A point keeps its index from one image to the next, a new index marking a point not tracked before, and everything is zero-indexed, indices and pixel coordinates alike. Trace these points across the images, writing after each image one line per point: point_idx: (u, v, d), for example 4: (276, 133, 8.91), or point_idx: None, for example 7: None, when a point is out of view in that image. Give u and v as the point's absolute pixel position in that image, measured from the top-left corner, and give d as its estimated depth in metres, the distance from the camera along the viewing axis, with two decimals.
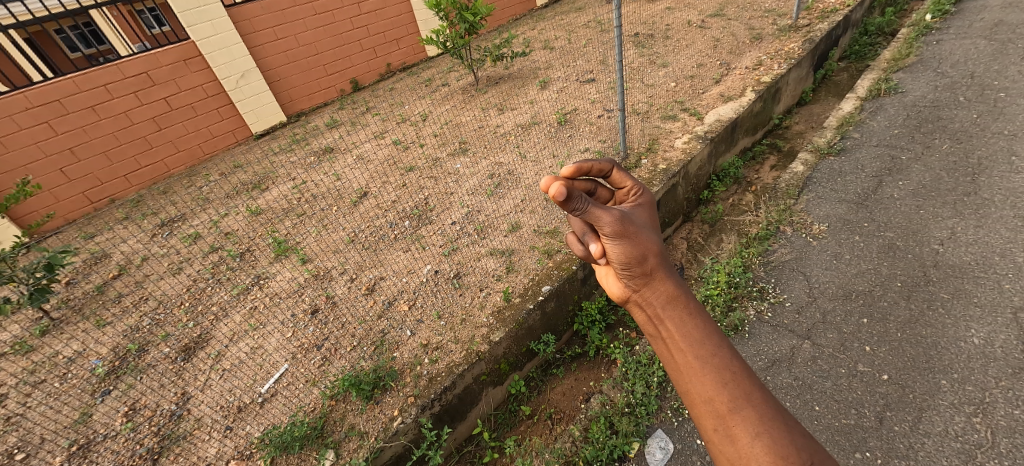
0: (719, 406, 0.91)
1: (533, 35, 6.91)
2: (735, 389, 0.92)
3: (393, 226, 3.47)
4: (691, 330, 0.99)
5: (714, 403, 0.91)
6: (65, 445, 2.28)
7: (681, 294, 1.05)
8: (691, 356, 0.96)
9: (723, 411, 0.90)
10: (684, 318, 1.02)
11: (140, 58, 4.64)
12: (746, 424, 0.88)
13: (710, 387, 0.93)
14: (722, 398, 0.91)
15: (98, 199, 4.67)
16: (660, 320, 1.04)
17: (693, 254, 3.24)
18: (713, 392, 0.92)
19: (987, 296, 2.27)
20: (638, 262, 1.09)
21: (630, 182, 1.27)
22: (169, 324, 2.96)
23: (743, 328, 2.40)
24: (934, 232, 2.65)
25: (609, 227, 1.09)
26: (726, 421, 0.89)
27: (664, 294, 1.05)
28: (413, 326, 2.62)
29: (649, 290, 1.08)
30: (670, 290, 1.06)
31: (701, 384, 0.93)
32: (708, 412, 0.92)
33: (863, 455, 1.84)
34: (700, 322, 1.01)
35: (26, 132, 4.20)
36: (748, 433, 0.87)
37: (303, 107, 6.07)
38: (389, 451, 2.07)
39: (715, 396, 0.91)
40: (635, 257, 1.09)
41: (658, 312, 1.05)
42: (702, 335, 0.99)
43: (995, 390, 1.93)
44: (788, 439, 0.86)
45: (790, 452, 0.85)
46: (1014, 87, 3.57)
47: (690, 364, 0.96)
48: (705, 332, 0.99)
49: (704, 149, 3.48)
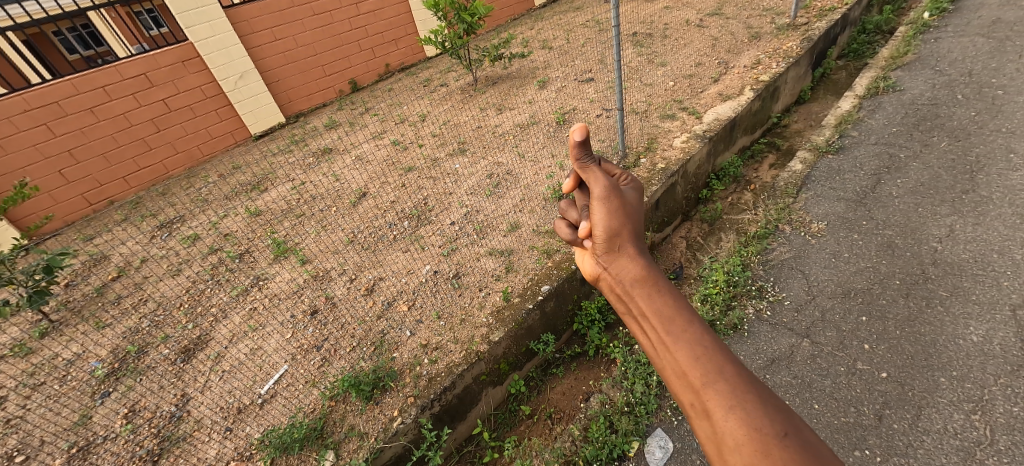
0: (692, 381, 0.79)
1: (531, 34, 6.91)
2: (707, 363, 0.80)
3: (393, 227, 3.48)
4: (659, 302, 0.89)
5: (687, 379, 0.80)
6: (65, 447, 2.28)
7: (651, 267, 0.96)
8: (659, 330, 0.86)
9: (697, 387, 0.78)
10: (654, 290, 0.92)
11: (139, 59, 4.64)
12: (722, 400, 0.75)
13: (681, 361, 0.81)
14: (694, 372, 0.79)
15: (97, 201, 4.67)
16: (630, 296, 0.95)
17: (692, 253, 3.24)
18: (683, 367, 0.80)
19: (986, 293, 2.27)
20: (616, 237, 1.04)
21: (618, 172, 1.25)
22: (169, 326, 2.96)
23: (743, 327, 2.40)
24: (933, 230, 2.65)
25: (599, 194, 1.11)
26: (700, 398, 0.77)
27: (637, 266, 0.97)
28: (413, 326, 2.62)
29: (620, 265, 0.99)
30: (641, 264, 0.97)
31: (671, 359, 0.82)
32: (683, 391, 0.80)
33: (863, 453, 1.84)
34: (669, 294, 0.90)
35: (25, 134, 4.20)
36: (723, 407, 0.75)
37: (302, 108, 6.07)
38: (390, 451, 2.07)
39: (686, 371, 0.80)
40: (617, 232, 1.05)
41: (628, 287, 0.96)
42: (671, 307, 0.88)
43: (994, 387, 1.93)
44: (766, 414, 0.73)
45: (767, 427, 0.72)
46: (1012, 84, 3.57)
47: (659, 338, 0.85)
48: (674, 303, 0.88)
49: (703, 148, 3.48)
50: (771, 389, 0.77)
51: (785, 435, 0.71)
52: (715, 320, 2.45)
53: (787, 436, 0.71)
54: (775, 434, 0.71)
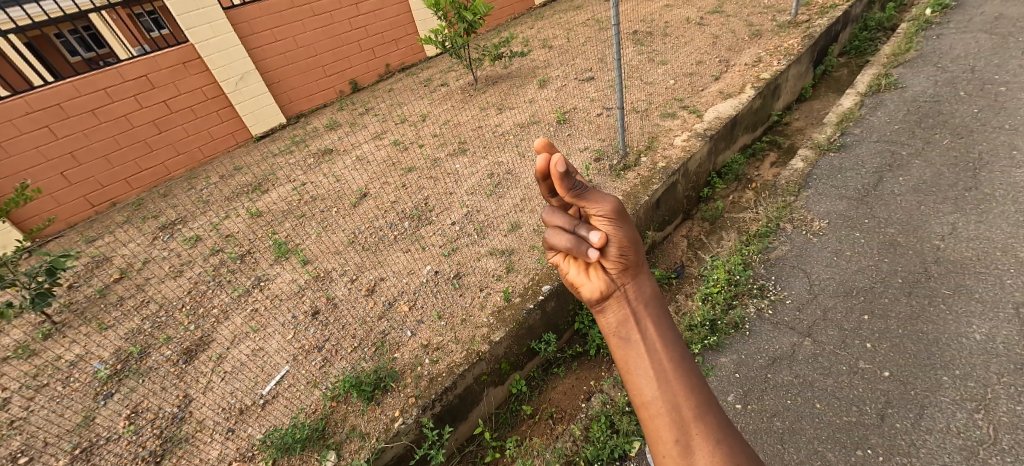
0: (683, 414, 0.90)
1: (532, 33, 6.90)
2: (697, 399, 0.92)
3: (393, 227, 3.48)
4: (663, 334, 0.99)
5: (679, 412, 0.90)
6: (68, 449, 2.29)
7: (654, 296, 1.06)
8: (660, 359, 0.95)
9: (686, 420, 0.90)
10: (657, 319, 1.01)
11: (139, 61, 4.64)
12: (706, 433, 0.88)
13: (676, 393, 0.92)
14: (686, 404, 0.91)
15: (98, 203, 4.69)
16: (636, 320, 1.00)
17: (694, 252, 3.23)
18: (676, 397, 0.92)
19: (988, 292, 2.26)
20: (630, 253, 1.09)
21: None
22: (170, 327, 2.97)
23: (743, 326, 2.40)
24: (935, 228, 2.64)
25: (603, 212, 1.07)
26: (688, 431, 0.89)
27: (645, 291, 1.06)
28: (413, 327, 2.62)
29: (629, 290, 1.06)
30: (647, 292, 1.06)
31: (667, 390, 0.92)
32: (672, 422, 0.90)
33: (865, 452, 1.83)
34: (669, 328, 1.00)
35: (27, 136, 4.21)
36: (707, 442, 0.87)
37: (303, 109, 6.08)
38: (392, 451, 2.08)
39: (681, 405, 0.91)
40: (632, 246, 1.09)
41: (636, 310, 1.02)
42: (672, 342, 0.98)
43: (997, 386, 1.92)
44: (738, 454, 0.87)
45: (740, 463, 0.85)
46: (1015, 81, 3.55)
47: (660, 368, 0.94)
48: (674, 337, 0.99)
49: (704, 146, 3.47)
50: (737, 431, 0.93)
51: None
52: (716, 319, 2.44)
53: None
54: None
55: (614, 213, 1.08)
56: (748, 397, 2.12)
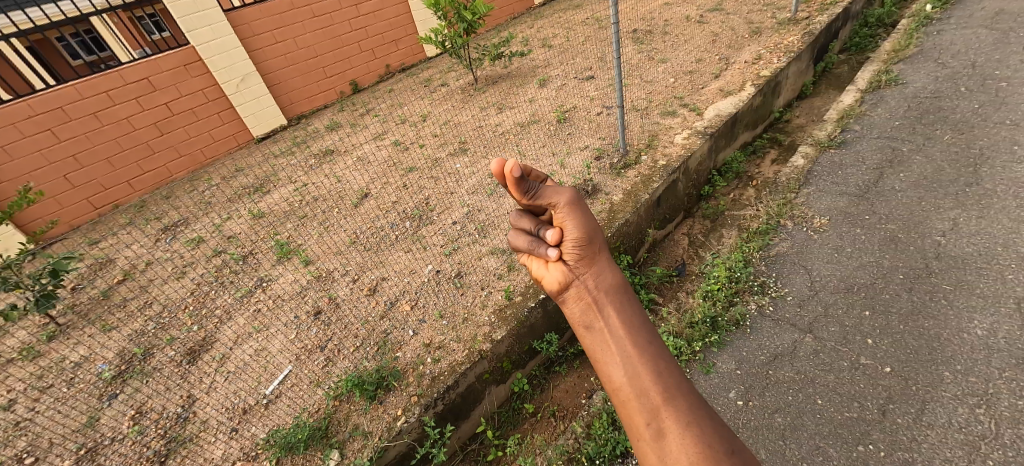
0: (653, 398, 0.85)
1: (532, 32, 6.91)
2: (668, 382, 0.87)
3: (395, 227, 3.49)
4: (626, 319, 0.95)
5: (647, 398, 0.85)
6: (74, 449, 2.30)
7: (619, 283, 1.03)
8: (627, 343, 0.91)
9: (656, 404, 0.84)
10: (619, 307, 0.98)
11: (140, 64, 4.66)
12: (676, 416, 0.83)
13: (642, 376, 0.87)
14: (653, 390, 0.85)
15: (101, 205, 4.73)
16: (600, 307, 0.98)
17: (695, 249, 3.23)
18: (644, 381, 0.87)
19: (990, 287, 2.26)
20: (590, 238, 1.06)
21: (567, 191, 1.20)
22: (174, 328, 2.99)
23: (745, 323, 2.41)
24: (936, 224, 2.63)
25: (561, 202, 1.07)
26: (659, 416, 0.83)
27: (607, 278, 1.03)
28: (415, 326, 2.63)
29: (591, 278, 1.04)
30: (612, 276, 1.04)
31: (638, 376, 0.87)
32: (642, 406, 0.85)
33: (867, 448, 1.84)
34: (637, 318, 0.96)
35: (29, 139, 4.23)
36: (678, 424, 0.82)
37: (303, 110, 6.09)
38: (394, 450, 2.09)
39: (648, 388, 0.86)
40: (589, 235, 1.06)
41: (599, 300, 0.99)
42: (639, 326, 0.95)
43: (999, 381, 1.92)
44: (709, 430, 0.82)
45: (712, 442, 0.80)
46: (1016, 76, 3.54)
47: (626, 350, 0.90)
48: (639, 323, 0.95)
49: (704, 143, 3.47)
50: (714, 413, 0.86)
51: (731, 452, 0.80)
52: (717, 316, 2.44)
53: (731, 453, 0.80)
54: (724, 451, 0.79)
55: (571, 202, 1.08)
56: (750, 393, 2.12)
